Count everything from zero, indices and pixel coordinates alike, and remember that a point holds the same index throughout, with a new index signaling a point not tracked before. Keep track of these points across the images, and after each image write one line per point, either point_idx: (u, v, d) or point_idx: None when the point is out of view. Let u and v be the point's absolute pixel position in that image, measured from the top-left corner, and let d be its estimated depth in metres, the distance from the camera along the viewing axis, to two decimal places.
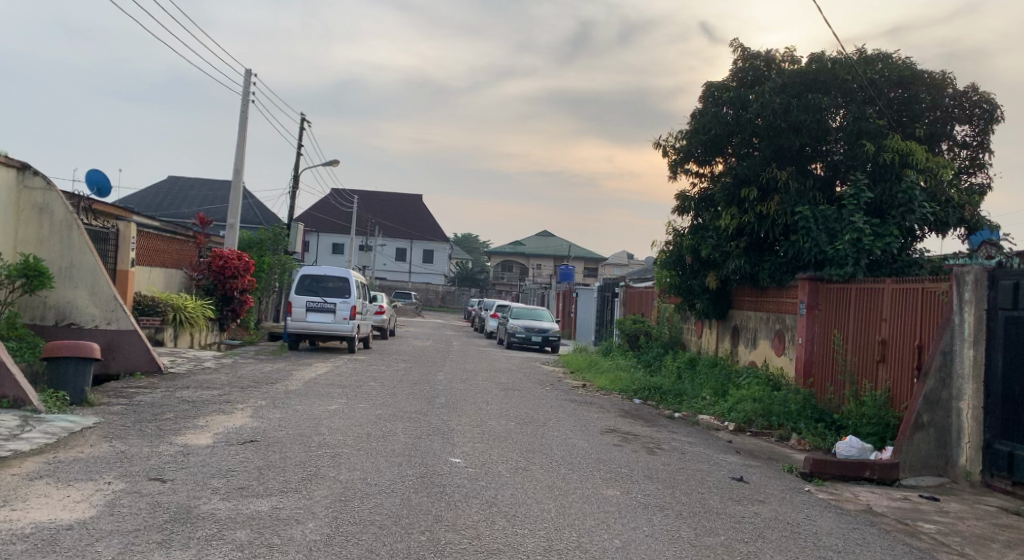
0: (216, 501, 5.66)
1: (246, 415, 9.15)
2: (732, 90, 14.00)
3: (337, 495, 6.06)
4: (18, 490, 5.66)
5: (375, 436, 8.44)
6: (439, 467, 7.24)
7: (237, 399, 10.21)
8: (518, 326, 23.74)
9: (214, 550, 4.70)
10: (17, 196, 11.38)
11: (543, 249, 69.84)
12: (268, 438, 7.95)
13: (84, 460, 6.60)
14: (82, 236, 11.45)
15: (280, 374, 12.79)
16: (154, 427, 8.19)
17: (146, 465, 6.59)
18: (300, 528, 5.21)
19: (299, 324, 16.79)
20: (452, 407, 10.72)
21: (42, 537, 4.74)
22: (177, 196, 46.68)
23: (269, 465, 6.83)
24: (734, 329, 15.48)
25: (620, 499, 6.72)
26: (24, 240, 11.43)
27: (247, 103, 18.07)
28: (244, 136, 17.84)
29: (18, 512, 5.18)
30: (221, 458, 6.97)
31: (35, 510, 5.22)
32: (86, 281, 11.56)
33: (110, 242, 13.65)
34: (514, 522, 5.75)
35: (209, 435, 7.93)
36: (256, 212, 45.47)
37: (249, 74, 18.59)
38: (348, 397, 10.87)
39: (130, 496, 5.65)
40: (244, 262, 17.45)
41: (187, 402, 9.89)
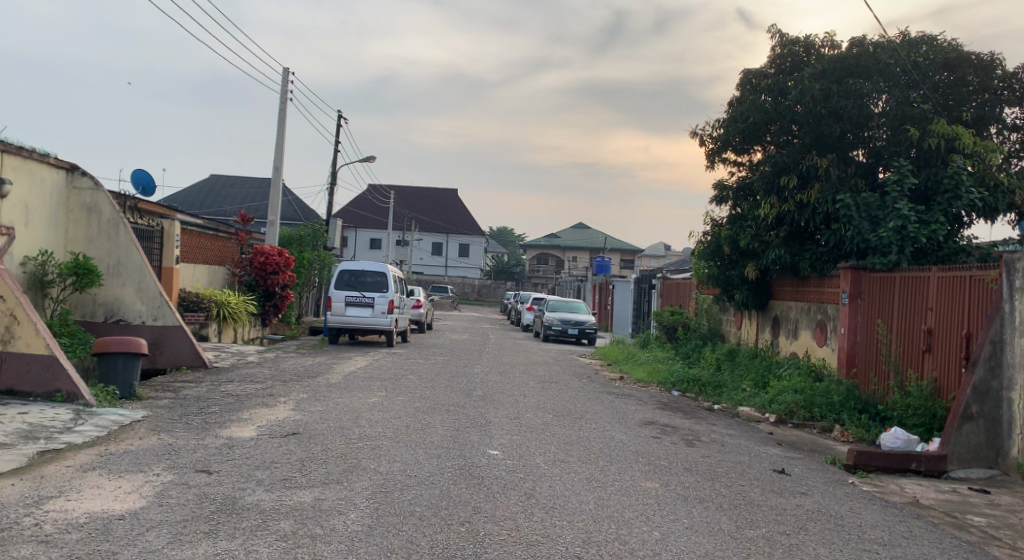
0: (260, 493, 5.79)
1: (289, 408, 9.33)
2: (770, 77, 13.87)
3: (377, 487, 6.15)
4: (73, 481, 5.86)
5: (414, 429, 8.55)
6: (478, 459, 7.31)
7: (279, 393, 10.41)
8: (554, 319, 23.76)
9: (260, 540, 4.82)
10: (67, 197, 11.70)
11: (578, 241, 69.68)
12: (310, 431, 8.10)
13: (134, 453, 6.79)
14: (128, 235, 11.72)
15: (320, 368, 12.97)
16: (200, 420, 8.40)
17: (194, 457, 6.77)
18: (342, 518, 5.31)
19: (339, 319, 17.00)
20: (490, 401, 10.77)
21: (96, 527, 4.91)
22: (219, 194, 47.62)
23: (311, 457, 6.97)
24: (775, 320, 15.30)
25: (660, 492, 6.71)
26: (73, 239, 11.77)
27: (285, 100, 18.33)
28: (283, 132, 18.09)
29: (73, 502, 5.38)
30: (264, 450, 7.12)
31: (88, 501, 5.40)
32: (133, 278, 11.85)
33: (155, 239, 14.02)
34: (552, 514, 5.79)
35: (253, 427, 8.11)
36: (296, 210, 46.22)
37: (287, 71, 18.82)
38: (387, 390, 10.99)
39: (178, 488, 5.81)
40: (285, 258, 17.74)
41: (231, 395, 10.11)
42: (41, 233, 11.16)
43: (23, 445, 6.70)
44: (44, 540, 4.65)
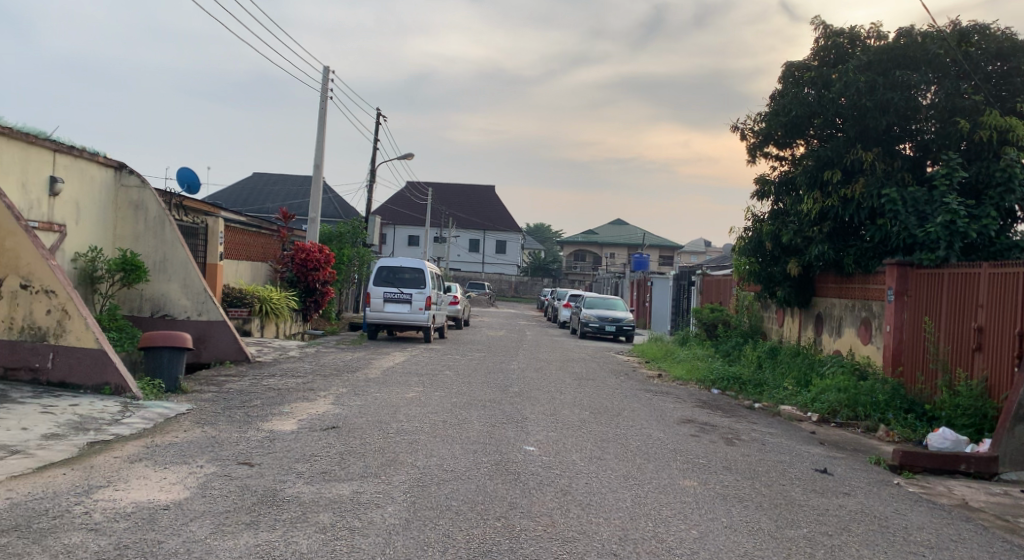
0: (300, 486, 5.89)
1: (329, 402, 9.47)
2: (814, 69, 13.63)
3: (414, 480, 6.21)
4: (121, 472, 6.03)
5: (451, 424, 8.61)
6: (514, 455, 7.34)
7: (319, 387, 10.57)
8: (592, 316, 23.66)
9: (300, 531, 4.91)
10: (115, 194, 12.06)
11: (617, 237, 69.30)
12: (349, 424, 8.21)
13: (179, 445, 6.96)
14: (173, 232, 12.00)
15: (360, 363, 13.13)
16: (242, 414, 8.57)
17: (236, 449, 6.92)
18: (380, 512, 5.37)
19: (377, 314, 17.16)
20: (526, 397, 10.79)
21: (142, 516, 5.04)
22: (262, 192, 48.39)
23: (350, 451, 7.06)
24: (818, 317, 15.02)
25: (698, 490, 6.65)
26: (121, 236, 12.11)
27: (326, 98, 18.58)
28: (323, 129, 18.32)
29: (121, 492, 5.54)
30: (304, 443, 7.24)
31: (136, 491, 5.56)
32: (178, 274, 12.10)
33: (200, 237, 14.31)
34: (588, 510, 5.78)
35: (294, 421, 8.25)
36: (336, 207, 46.78)
37: (327, 70, 19.06)
38: (425, 385, 11.07)
39: (221, 479, 5.94)
40: (326, 254, 17.97)
41: (273, 389, 10.30)
42: (90, 230, 11.50)
43: (74, 436, 6.92)
44: (93, 528, 4.80)
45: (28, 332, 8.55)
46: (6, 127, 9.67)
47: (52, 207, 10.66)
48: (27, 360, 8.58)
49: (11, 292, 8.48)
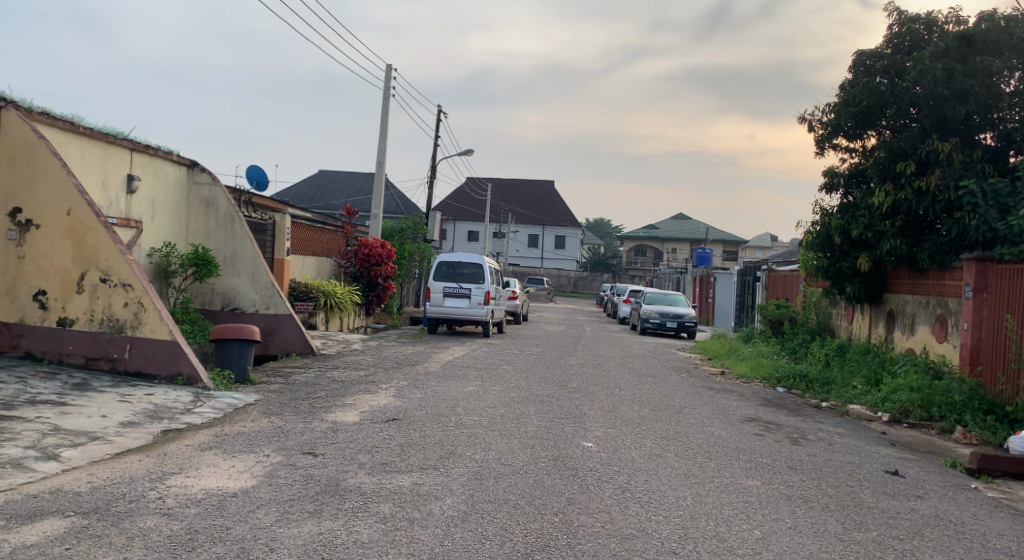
0: (361, 475, 5.97)
1: (390, 395, 9.64)
2: (887, 57, 13.13)
3: (472, 473, 6.26)
4: (190, 460, 6.05)
5: (509, 418, 8.66)
6: (572, 451, 7.34)
7: (381, 380, 10.77)
8: (653, 312, 23.40)
9: (362, 520, 4.84)
10: (188, 191, 12.53)
11: (680, 232, 68.35)
12: (409, 417, 8.35)
13: (247, 434, 7.17)
14: (242, 227, 12.40)
15: (420, 356, 13.33)
16: (307, 405, 8.80)
17: (301, 439, 7.10)
18: (438, 503, 5.40)
19: (437, 309, 17.38)
20: (585, 393, 10.75)
21: (211, 503, 4.89)
22: (328, 189, 49.40)
23: (409, 443, 7.17)
24: (890, 314, 14.51)
25: (763, 490, 6.52)
26: (193, 232, 12.58)
27: (389, 96, 18.85)
28: (386, 127, 18.59)
29: (190, 478, 5.48)
30: (365, 435, 7.38)
31: (204, 478, 5.50)
32: (247, 269, 12.49)
33: (268, 233, 14.73)
34: (647, 508, 5.73)
35: (355, 413, 8.42)
36: (399, 203, 47.44)
37: (390, 69, 19.32)
38: (483, 380, 11.16)
39: (286, 469, 5.99)
40: (388, 250, 18.25)
41: (337, 381, 10.55)
42: (165, 226, 11.98)
43: (149, 424, 7.18)
44: (167, 512, 4.59)
45: (107, 324, 8.86)
46: (86, 128, 10.12)
47: (130, 204, 11.13)
48: (107, 351, 8.90)
49: (90, 286, 8.79)
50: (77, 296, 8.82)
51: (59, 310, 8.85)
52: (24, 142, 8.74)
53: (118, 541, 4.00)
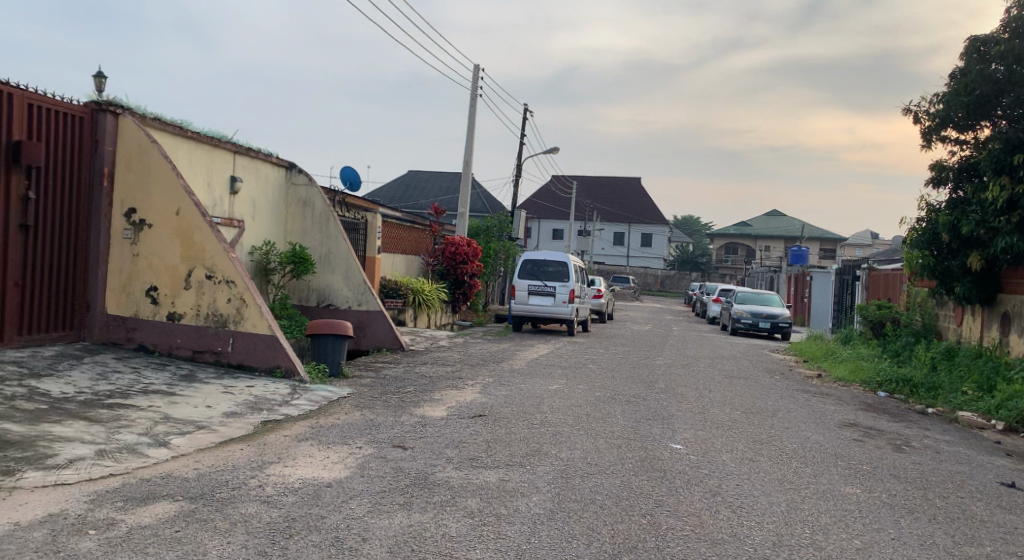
0: (449, 470, 6.06)
1: (477, 391, 9.77)
2: (1002, 43, 12.33)
3: (559, 472, 6.28)
4: (289, 449, 6.33)
5: (595, 418, 8.63)
6: (660, 452, 7.26)
7: (467, 376, 10.93)
8: (744, 311, 22.82)
9: (450, 515, 4.92)
10: (287, 192, 13.07)
11: (772, 230, 66.39)
12: (495, 413, 8.44)
13: (340, 426, 7.41)
14: (337, 226, 12.82)
15: (507, 354, 13.44)
16: (397, 399, 9.01)
17: (391, 432, 7.29)
18: (525, 501, 5.42)
19: (522, 307, 17.45)
20: (673, 394, 10.60)
21: (308, 492, 5.09)
22: (416, 189, 50.37)
23: (496, 439, 7.26)
24: (1004, 316, 13.67)
25: (863, 498, 6.28)
26: (291, 231, 13.09)
27: (477, 96, 19.07)
28: (474, 126, 18.82)
29: (289, 467, 5.71)
30: (453, 430, 7.52)
31: (302, 468, 5.72)
32: (341, 267, 12.88)
33: (360, 231, 15.16)
34: (740, 513, 5.62)
35: (443, 408, 8.58)
36: (485, 202, 47.92)
37: (478, 68, 19.54)
38: (568, 378, 11.16)
39: (377, 460, 6.16)
40: (474, 249, 18.38)
41: (425, 377, 10.76)
42: (265, 226, 12.54)
43: (251, 414, 7.50)
44: (266, 499, 4.80)
45: (212, 319, 9.34)
46: (194, 132, 10.67)
47: (233, 204, 11.67)
48: (212, 344, 9.37)
49: (197, 282, 9.28)
50: (185, 292, 9.31)
51: (169, 305, 9.35)
52: (139, 146, 9.30)
53: (222, 526, 4.21)
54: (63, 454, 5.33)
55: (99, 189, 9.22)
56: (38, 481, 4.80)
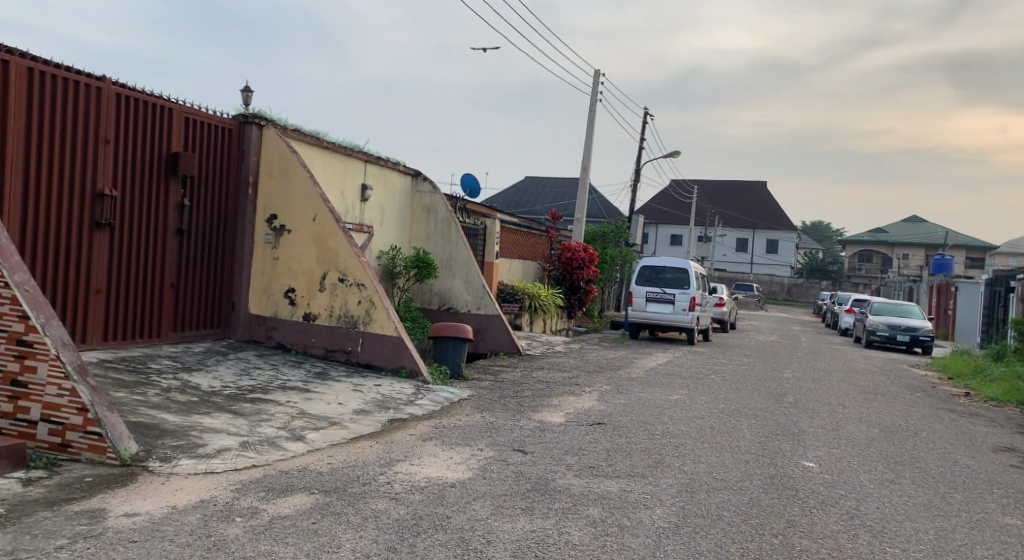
0: (570, 477, 6.10)
1: (595, 399, 9.77)
2: None
3: (683, 485, 6.19)
4: (414, 448, 6.56)
5: (720, 431, 8.45)
6: (791, 470, 7.02)
7: (585, 383, 10.95)
8: (881, 323, 21.68)
9: (572, 522, 4.96)
10: (412, 200, 13.59)
11: (909, 237, 62.71)
12: (615, 422, 8.42)
13: (462, 428, 7.60)
14: (458, 231, 13.16)
15: (624, 361, 13.36)
16: (516, 403, 9.15)
17: (511, 436, 7.41)
18: (649, 513, 5.38)
19: (639, 314, 17.28)
20: (802, 408, 10.22)
21: (434, 491, 5.26)
22: (532, 195, 50.79)
23: (616, 448, 7.24)
24: None
25: (1019, 530, 5.84)
26: (416, 237, 13.58)
27: (596, 101, 19.07)
28: (593, 132, 18.82)
29: (415, 466, 5.93)
30: (572, 436, 7.56)
31: (427, 467, 5.92)
32: (462, 271, 13.17)
33: (479, 237, 15.46)
34: (881, 538, 5.36)
35: (562, 414, 8.64)
36: (601, 208, 47.73)
37: (599, 74, 19.53)
38: (690, 389, 10.97)
39: (499, 464, 6.29)
40: (590, 253, 18.45)
41: (543, 382, 10.86)
42: (392, 232, 13.09)
43: (377, 412, 7.82)
44: (394, 496, 5.00)
45: (344, 320, 9.76)
46: (330, 142, 11.23)
47: (363, 210, 12.19)
48: (343, 344, 9.79)
49: (330, 285, 9.73)
50: (320, 294, 9.79)
51: (305, 306, 9.86)
52: (280, 156, 9.93)
53: (354, 521, 4.42)
54: (211, 444, 5.75)
55: (245, 197, 9.97)
56: (190, 468, 5.21)
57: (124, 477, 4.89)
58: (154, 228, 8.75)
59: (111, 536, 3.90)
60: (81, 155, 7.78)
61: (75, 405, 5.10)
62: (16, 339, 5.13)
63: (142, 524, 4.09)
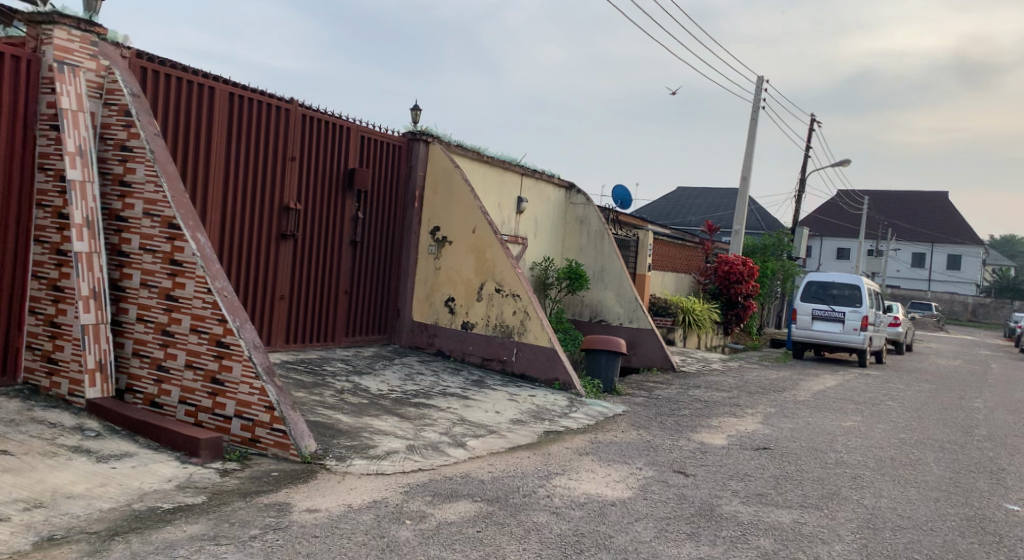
0: (737, 504, 5.90)
1: (758, 421, 9.41)
2: None
3: (863, 521, 5.82)
4: (572, 462, 6.59)
5: (902, 463, 7.87)
6: (989, 512, 6.42)
7: (747, 404, 10.56)
8: None
9: (742, 552, 4.80)
10: (565, 212, 13.75)
11: None
12: (782, 448, 8.06)
13: (619, 444, 7.56)
14: (612, 243, 13.11)
15: (788, 383, 12.75)
16: (673, 422, 8.98)
17: (671, 456, 7.28)
18: (826, 548, 5.11)
19: (804, 331, 16.46)
20: (999, 443, 9.32)
21: (594, 508, 5.27)
22: (687, 205, 49.71)
23: (784, 476, 6.93)
24: None
25: None
26: (568, 248, 13.70)
27: (759, 109, 18.40)
28: (755, 141, 18.17)
29: (574, 481, 5.96)
30: (736, 460, 7.32)
31: (587, 483, 5.94)
32: (614, 283, 13.05)
33: (631, 249, 15.24)
34: None
35: (723, 436, 8.39)
36: (760, 219, 45.93)
37: (762, 81, 18.84)
38: (865, 415, 10.30)
39: (660, 484, 6.20)
40: (749, 267, 17.79)
41: (701, 401, 10.58)
42: (545, 243, 13.30)
43: (534, 423, 7.92)
44: (555, 511, 5.06)
45: (500, 329, 9.94)
46: (490, 156, 11.55)
47: (519, 222, 12.44)
48: (499, 354, 9.96)
49: (488, 295, 9.96)
50: (477, 304, 10.04)
51: (463, 315, 10.15)
52: (444, 171, 10.33)
53: (518, 532, 4.52)
54: (380, 446, 6.06)
55: (411, 209, 10.46)
56: (362, 469, 5.52)
57: (305, 474, 5.25)
58: (331, 240, 9.38)
59: (296, 530, 4.19)
60: (271, 173, 8.45)
61: (265, 403, 5.53)
62: (217, 340, 5.63)
63: (323, 520, 4.38)
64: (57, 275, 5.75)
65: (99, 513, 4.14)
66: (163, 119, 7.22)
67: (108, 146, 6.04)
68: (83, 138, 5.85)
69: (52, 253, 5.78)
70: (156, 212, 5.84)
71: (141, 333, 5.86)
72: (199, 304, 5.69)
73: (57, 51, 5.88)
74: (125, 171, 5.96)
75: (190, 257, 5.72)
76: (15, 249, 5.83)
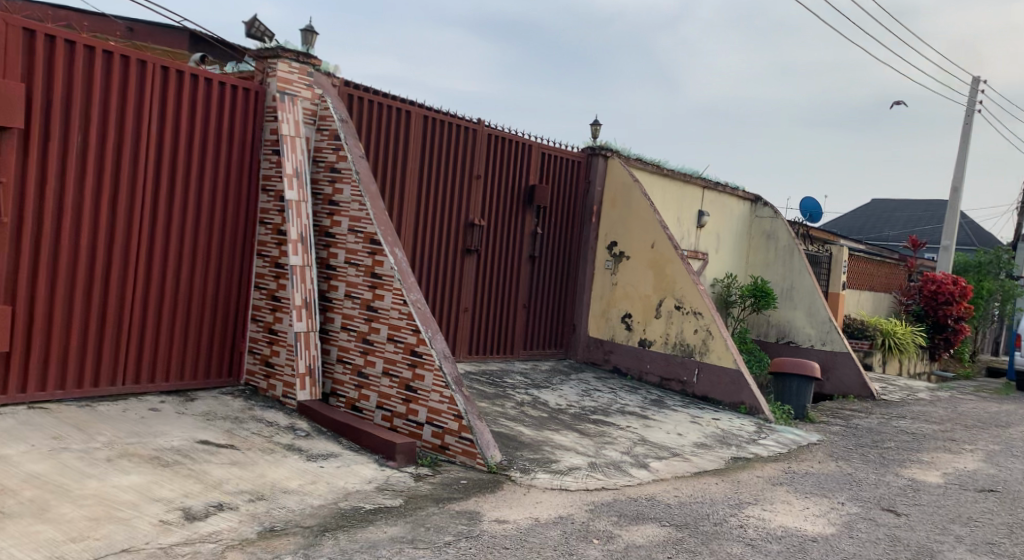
0: (961, 551, 5.33)
1: (978, 459, 8.48)
2: None
3: None
4: (766, 492, 6.26)
5: None
6: None
7: (963, 439, 9.55)
8: None
9: None
10: (750, 226, 13.26)
11: None
12: (1011, 491, 7.20)
13: (817, 476, 7.09)
14: (801, 259, 12.40)
15: (1013, 417, 11.41)
16: (877, 455, 8.30)
17: (877, 493, 6.72)
18: None
19: None
20: None
21: (794, 543, 4.97)
22: (884, 219, 46.18)
23: (1017, 524, 6.18)
24: None
25: None
26: (754, 264, 13.17)
27: (973, 113, 16.77)
28: (968, 149, 16.59)
29: (770, 512, 5.65)
30: (955, 502, 6.63)
31: (783, 515, 5.61)
32: (804, 302, 12.31)
33: (823, 266, 14.41)
34: None
35: (938, 474, 7.63)
36: (972, 234, 41.75)
37: (978, 82, 17.15)
38: None
39: (868, 523, 5.73)
40: (962, 286, 16.12)
41: (907, 433, 9.72)
42: (729, 259, 12.90)
43: (720, 448, 7.62)
44: (749, 543, 4.81)
45: (680, 348, 9.61)
46: (671, 170, 11.34)
47: (699, 237, 12.10)
48: (679, 374, 9.64)
49: (668, 312, 9.69)
50: (656, 321, 9.81)
51: (641, 332, 9.96)
52: (623, 185, 10.27)
53: None
54: (563, 462, 6.08)
55: (589, 224, 10.50)
56: (547, 483, 5.55)
57: (492, 485, 5.36)
58: (512, 254, 9.59)
59: (487, 539, 4.28)
60: (458, 189, 8.78)
61: (454, 411, 5.72)
62: (411, 350, 5.91)
63: (512, 532, 4.44)
64: (275, 286, 6.30)
65: (311, 509, 4.46)
66: (365, 140, 7.72)
67: (320, 167, 6.55)
68: (299, 161, 6.40)
69: (271, 265, 6.34)
70: (360, 228, 6.24)
71: (344, 341, 6.27)
72: (396, 315, 6.00)
73: (279, 82, 6.44)
74: (334, 191, 6.42)
75: (389, 270, 6.05)
76: (242, 262, 6.46)
